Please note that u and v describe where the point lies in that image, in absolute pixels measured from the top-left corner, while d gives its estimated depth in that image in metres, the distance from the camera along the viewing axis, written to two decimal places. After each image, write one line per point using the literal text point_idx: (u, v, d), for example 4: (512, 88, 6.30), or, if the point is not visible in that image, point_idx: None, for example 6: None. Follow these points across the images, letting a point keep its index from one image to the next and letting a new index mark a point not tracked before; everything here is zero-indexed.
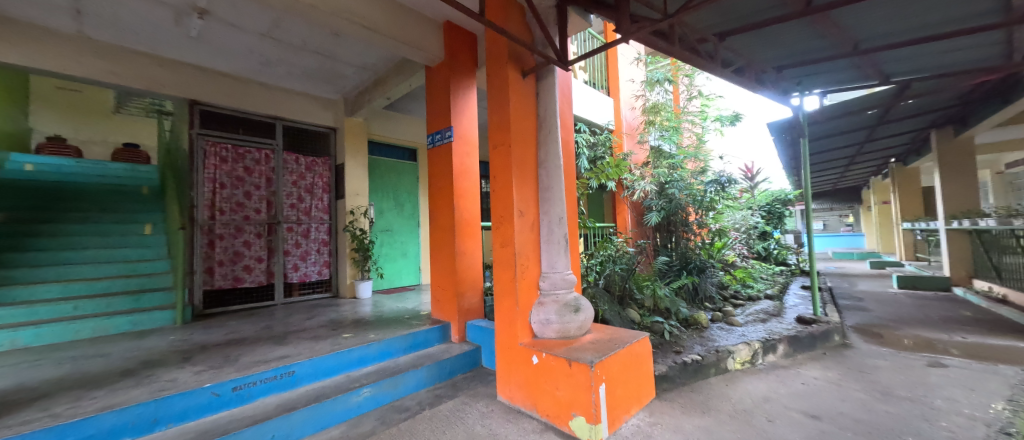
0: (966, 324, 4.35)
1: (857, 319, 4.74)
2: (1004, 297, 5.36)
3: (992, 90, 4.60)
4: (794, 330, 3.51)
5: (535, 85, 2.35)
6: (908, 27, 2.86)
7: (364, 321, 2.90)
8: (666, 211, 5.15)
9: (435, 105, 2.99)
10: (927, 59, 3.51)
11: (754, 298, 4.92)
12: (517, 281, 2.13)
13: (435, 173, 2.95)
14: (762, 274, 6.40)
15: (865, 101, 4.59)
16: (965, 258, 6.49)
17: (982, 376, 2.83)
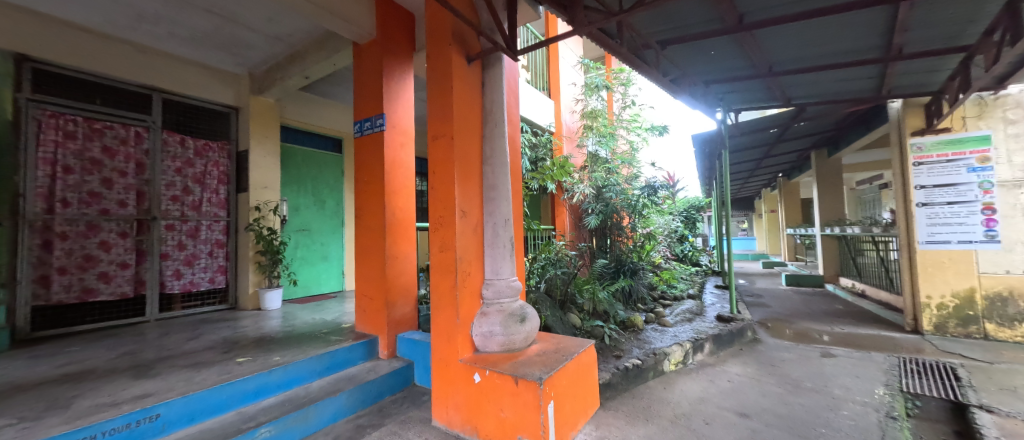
0: (841, 316, 5.09)
1: (761, 314, 5.29)
2: (862, 291, 6.41)
3: (860, 120, 5.48)
4: (714, 327, 3.78)
5: (480, 73, 2.14)
6: (813, 54, 3.20)
7: (268, 338, 2.42)
8: (603, 214, 5.32)
9: (363, 87, 2.61)
10: (821, 86, 4.00)
11: (680, 298, 5.30)
12: (458, 290, 1.88)
13: (363, 166, 2.58)
14: (682, 275, 6.95)
15: (770, 121, 5.16)
16: (834, 259, 7.68)
17: (863, 363, 3.26)
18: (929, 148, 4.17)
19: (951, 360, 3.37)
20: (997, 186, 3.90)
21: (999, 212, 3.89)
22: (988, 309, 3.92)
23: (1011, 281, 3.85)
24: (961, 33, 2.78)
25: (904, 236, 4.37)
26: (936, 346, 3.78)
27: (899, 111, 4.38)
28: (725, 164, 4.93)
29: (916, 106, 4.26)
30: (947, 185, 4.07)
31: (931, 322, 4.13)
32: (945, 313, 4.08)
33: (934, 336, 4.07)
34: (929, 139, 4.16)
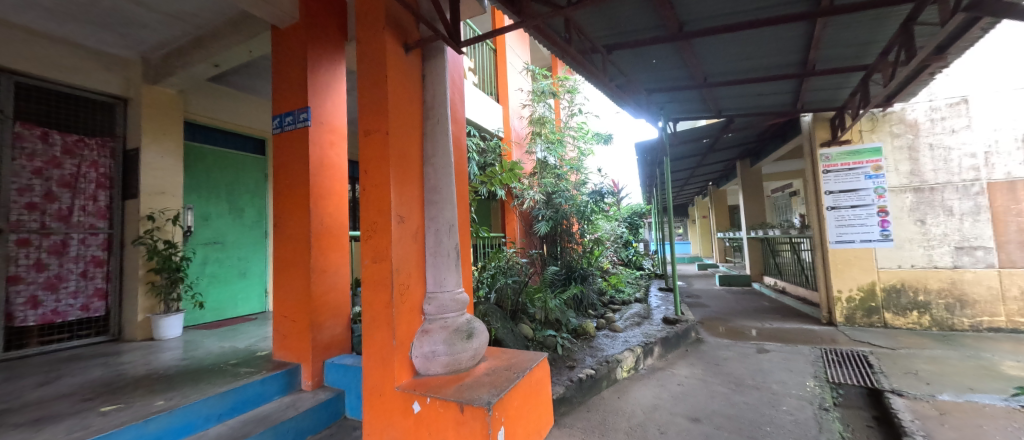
0: (768, 312, 5.49)
1: (700, 314, 5.55)
2: (783, 288, 7.02)
3: (777, 133, 6.05)
4: (660, 329, 3.86)
5: (420, 64, 1.93)
6: (742, 67, 3.42)
7: (158, 375, 1.98)
8: (552, 221, 5.31)
9: (283, 76, 2.27)
10: (747, 98, 4.31)
11: (628, 302, 5.44)
12: (395, 308, 1.63)
13: (283, 167, 2.22)
14: (629, 279, 7.19)
15: (704, 131, 5.49)
16: (758, 260, 8.36)
17: (793, 357, 3.46)
18: (834, 158, 4.65)
19: (862, 348, 3.71)
20: (889, 191, 4.44)
21: (892, 213, 4.41)
22: (886, 300, 4.41)
23: (903, 274, 4.36)
24: (862, 53, 3.11)
25: (817, 236, 4.81)
26: (849, 336, 4.17)
27: (810, 125, 4.85)
28: (665, 170, 5.14)
29: (823, 120, 4.74)
30: (850, 190, 4.58)
31: (842, 313, 4.55)
32: (853, 305, 4.52)
33: (846, 327, 4.49)
34: (835, 149, 4.64)
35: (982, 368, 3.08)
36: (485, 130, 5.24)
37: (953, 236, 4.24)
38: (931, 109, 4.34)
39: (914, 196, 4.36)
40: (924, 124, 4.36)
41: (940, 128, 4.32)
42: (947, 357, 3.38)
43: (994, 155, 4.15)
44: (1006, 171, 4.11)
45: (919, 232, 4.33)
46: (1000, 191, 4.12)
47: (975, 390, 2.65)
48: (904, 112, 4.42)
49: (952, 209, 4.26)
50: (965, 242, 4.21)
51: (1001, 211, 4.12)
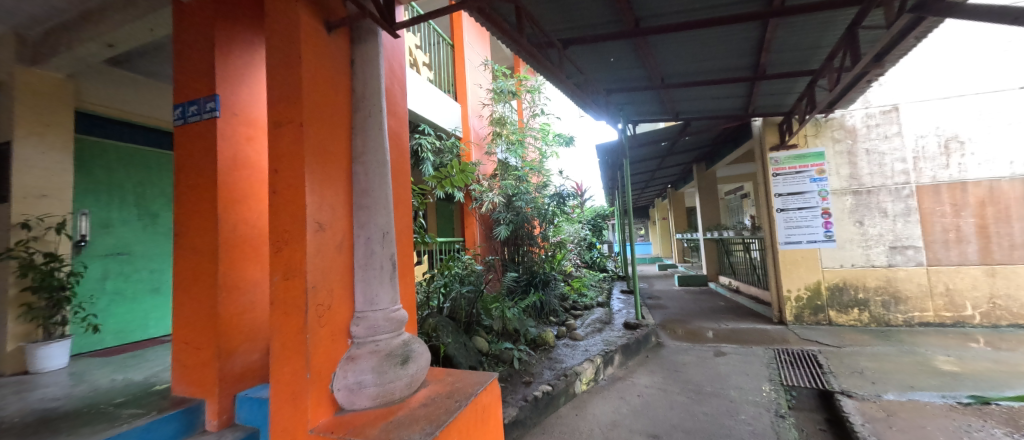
0: (724, 312, 5.62)
1: (661, 316, 5.59)
2: (736, 288, 7.26)
3: (730, 137, 6.23)
4: (620, 335, 3.79)
5: (347, 48, 1.68)
6: (698, 69, 3.43)
7: (13, 425, 1.60)
8: (513, 224, 5.15)
9: (188, 60, 1.93)
10: (702, 102, 4.36)
11: (590, 306, 5.37)
12: (311, 333, 1.37)
13: (186, 166, 1.87)
14: (592, 282, 7.20)
15: (662, 135, 5.53)
16: (714, 260, 8.64)
17: (749, 359, 3.50)
18: (783, 161, 4.81)
19: (811, 347, 3.81)
20: (832, 194, 4.65)
21: (834, 215, 4.62)
22: (831, 298, 4.60)
23: (845, 273, 4.57)
24: (809, 58, 3.18)
25: (768, 238, 4.95)
26: (798, 334, 4.30)
27: (760, 129, 4.99)
28: (626, 172, 5.10)
29: (773, 124, 4.89)
30: (797, 193, 4.74)
31: (792, 312, 4.70)
32: (802, 304, 4.68)
33: (795, 325, 4.64)
34: (784, 153, 4.80)
35: (917, 364, 3.24)
36: (443, 129, 4.97)
37: (887, 236, 4.49)
38: (867, 116, 4.59)
39: (853, 198, 4.59)
40: (861, 130, 4.61)
41: (875, 134, 4.56)
42: (887, 354, 3.53)
43: (922, 160, 4.45)
44: (932, 175, 4.41)
45: (858, 233, 4.56)
46: (928, 194, 4.41)
47: (915, 388, 2.75)
48: (844, 118, 4.65)
49: (886, 211, 4.51)
50: (898, 242, 4.46)
51: (928, 213, 4.41)
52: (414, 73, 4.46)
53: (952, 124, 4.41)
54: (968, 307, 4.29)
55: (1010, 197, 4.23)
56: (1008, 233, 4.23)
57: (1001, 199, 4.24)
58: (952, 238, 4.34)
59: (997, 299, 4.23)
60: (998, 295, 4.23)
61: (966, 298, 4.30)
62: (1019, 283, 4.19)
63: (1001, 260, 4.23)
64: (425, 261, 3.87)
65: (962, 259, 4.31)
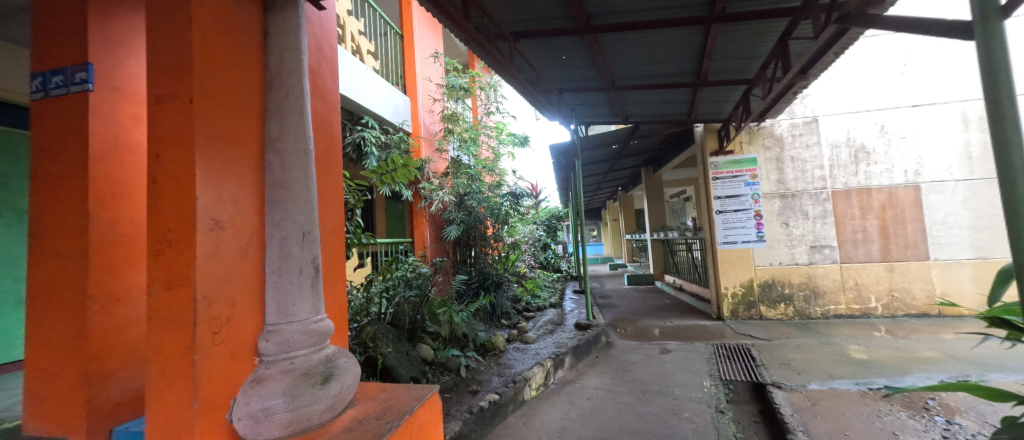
0: (669, 309, 5.85)
1: (611, 315, 5.70)
2: (680, 286, 7.62)
3: (674, 142, 6.53)
4: (570, 337, 3.76)
5: (260, 16, 1.45)
6: (646, 72, 3.50)
7: None
8: (465, 224, 4.97)
9: (52, 18, 1.57)
10: (650, 106, 4.49)
11: (542, 308, 5.33)
12: (201, 353, 1.13)
13: (47, 149, 1.52)
14: (546, 282, 7.23)
15: (612, 138, 5.64)
16: (659, 260, 9.03)
17: (691, 355, 3.63)
18: (721, 166, 5.09)
19: (746, 341, 4.04)
20: (763, 197, 4.99)
21: (765, 217, 4.96)
22: (762, 294, 4.94)
23: (773, 271, 4.92)
24: (745, 67, 3.36)
25: (709, 238, 5.21)
26: (734, 330, 4.55)
27: (702, 135, 5.24)
28: (579, 173, 5.11)
29: (712, 131, 5.17)
30: (733, 196, 5.04)
31: (728, 309, 4.98)
32: (737, 300, 4.97)
33: (732, 321, 4.92)
34: (722, 158, 5.08)
35: (834, 354, 3.52)
36: (389, 123, 4.67)
37: (808, 236, 4.90)
38: (792, 126, 4.98)
39: (780, 202, 4.96)
40: (787, 138, 4.99)
41: (799, 143, 4.97)
42: (810, 345, 3.82)
43: (836, 168, 4.91)
44: (845, 182, 4.88)
45: (784, 233, 4.93)
46: (841, 198, 4.89)
47: (835, 377, 2.98)
48: (773, 127, 5.01)
49: (808, 213, 4.92)
50: (818, 242, 4.88)
51: (842, 215, 4.88)
52: (358, 61, 4.16)
53: (860, 136, 4.90)
54: (873, 299, 4.80)
55: (905, 202, 4.79)
56: (903, 233, 4.78)
57: (898, 203, 4.80)
58: (860, 238, 4.83)
59: (896, 292, 4.77)
60: (896, 288, 4.76)
61: (871, 291, 4.80)
62: (912, 277, 4.75)
63: (898, 258, 4.77)
64: (366, 263, 3.58)
65: (868, 257, 4.81)
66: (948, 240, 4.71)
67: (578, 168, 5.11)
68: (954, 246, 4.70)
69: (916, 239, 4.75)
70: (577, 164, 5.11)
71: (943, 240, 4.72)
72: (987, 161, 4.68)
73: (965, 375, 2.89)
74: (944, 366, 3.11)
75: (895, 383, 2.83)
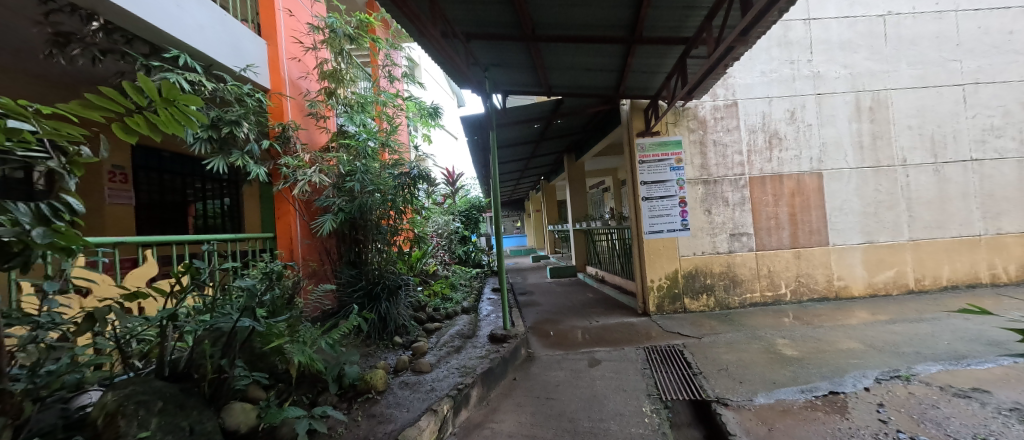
0: (593, 305, 5.40)
1: (532, 316, 5.06)
2: (602, 278, 7.32)
3: (599, 125, 6.07)
4: (480, 359, 2.96)
5: None
6: (572, 18, 2.83)
7: None
8: (346, 213, 3.81)
9: None
10: (573, 72, 3.87)
11: (454, 315, 4.42)
12: None
13: None
14: (461, 281, 6.39)
15: (535, 112, 4.90)
16: (582, 251, 8.72)
17: (623, 366, 3.10)
18: (647, 148, 4.66)
19: (676, 341, 3.62)
20: (688, 183, 4.67)
21: (689, 204, 4.66)
22: (686, 286, 4.63)
23: (696, 261, 4.63)
24: (686, 20, 2.82)
25: (634, 228, 4.80)
26: (662, 327, 4.16)
27: (628, 114, 4.77)
28: (494, 151, 4.16)
29: (639, 110, 4.71)
30: (659, 181, 4.66)
31: (654, 303, 4.62)
32: (662, 293, 4.62)
33: (658, 316, 4.56)
34: (648, 140, 4.66)
35: (762, 349, 3.22)
36: (226, 70, 3.33)
37: (728, 224, 4.66)
38: (714, 108, 4.68)
39: (704, 188, 4.67)
40: (710, 121, 4.69)
41: (720, 126, 4.69)
42: (738, 342, 3.48)
43: (754, 153, 4.68)
44: (760, 168, 4.68)
45: (707, 221, 4.65)
46: (758, 184, 4.67)
47: (778, 384, 2.56)
48: (697, 108, 4.69)
49: (729, 200, 4.67)
50: (736, 230, 4.66)
51: (758, 203, 4.67)
52: None
53: (774, 121, 4.69)
54: (782, 286, 4.65)
55: (810, 189, 4.68)
56: (808, 220, 4.68)
57: (805, 191, 4.68)
58: (774, 226, 4.67)
59: (801, 278, 4.65)
60: (802, 274, 4.65)
61: (782, 278, 4.65)
62: (815, 262, 4.66)
63: (805, 244, 4.67)
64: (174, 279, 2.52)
65: (779, 244, 4.66)
66: (843, 226, 4.68)
67: (493, 141, 4.11)
68: (847, 231, 4.68)
69: (819, 226, 4.67)
70: (491, 136, 4.12)
71: (840, 226, 4.68)
72: (875, 151, 4.72)
73: (896, 370, 2.63)
74: (871, 359, 2.83)
75: (840, 388, 2.47)
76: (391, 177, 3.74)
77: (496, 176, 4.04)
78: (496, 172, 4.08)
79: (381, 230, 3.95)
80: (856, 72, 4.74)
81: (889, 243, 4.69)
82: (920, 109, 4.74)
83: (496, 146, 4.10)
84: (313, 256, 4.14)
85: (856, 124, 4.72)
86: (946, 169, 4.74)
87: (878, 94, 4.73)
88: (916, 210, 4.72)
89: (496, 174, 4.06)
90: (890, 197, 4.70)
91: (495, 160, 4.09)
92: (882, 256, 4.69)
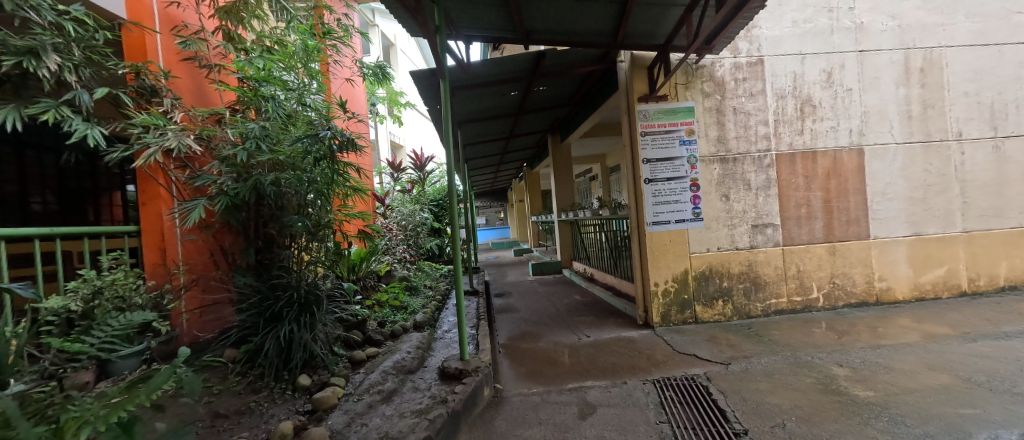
0: (581, 313, 4.44)
1: (507, 329, 4.07)
2: (591, 275, 6.38)
3: (589, 96, 5.12)
4: (412, 420, 1.91)
5: None
6: None
7: None
8: (236, 197, 2.67)
9: None
10: (557, 2, 2.81)
11: (400, 334, 3.36)
12: None
13: None
14: (424, 283, 5.38)
15: (511, 70, 3.84)
16: (568, 245, 7.78)
17: (627, 417, 2.15)
18: (652, 116, 3.69)
19: (694, 370, 2.68)
20: (700, 161, 3.72)
21: (702, 188, 3.71)
22: (697, 290, 3.70)
23: (710, 259, 3.71)
24: None
25: (633, 218, 3.85)
26: (671, 347, 3.21)
27: (627, 74, 3.76)
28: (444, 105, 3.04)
29: (641, 67, 3.71)
30: (665, 159, 3.70)
31: (658, 312, 3.68)
32: (668, 300, 3.68)
33: (663, 328, 3.62)
34: (652, 105, 3.68)
35: (818, 386, 2.29)
36: None
37: (750, 213, 3.73)
38: (735, 67, 3.72)
39: (720, 167, 3.72)
40: (729, 83, 3.72)
41: (741, 90, 3.73)
42: (779, 370, 2.55)
43: (781, 124, 3.75)
44: (789, 142, 3.75)
45: (724, 209, 3.72)
46: (785, 163, 3.75)
47: None
48: (713, 66, 3.72)
49: (750, 183, 3.74)
50: (759, 220, 3.74)
51: (786, 186, 3.76)
52: None
53: (807, 84, 3.77)
54: (814, 289, 3.76)
55: (848, 169, 3.79)
56: (846, 207, 3.79)
57: (842, 171, 3.79)
58: (804, 215, 3.76)
59: (836, 279, 3.77)
60: (837, 274, 3.77)
61: (813, 279, 3.76)
62: (852, 259, 3.79)
63: (841, 237, 3.78)
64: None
65: (810, 237, 3.76)
66: (886, 215, 3.81)
67: (443, 93, 3.01)
68: (891, 221, 3.81)
69: (858, 214, 3.79)
70: (441, 86, 3.01)
71: (882, 215, 3.81)
72: (925, 122, 3.84)
73: None
74: (989, 407, 1.93)
75: None
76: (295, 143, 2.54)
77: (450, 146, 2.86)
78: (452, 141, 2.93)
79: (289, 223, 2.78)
80: (905, 24, 3.84)
81: (939, 235, 3.84)
82: (979, 71, 3.87)
83: (447, 99, 2.98)
84: (201, 257, 3.03)
85: (904, 89, 3.83)
86: (1005, 145, 3.90)
87: (930, 52, 3.85)
88: (971, 195, 3.87)
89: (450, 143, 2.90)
90: (941, 179, 3.84)
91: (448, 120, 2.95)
92: (931, 251, 3.84)
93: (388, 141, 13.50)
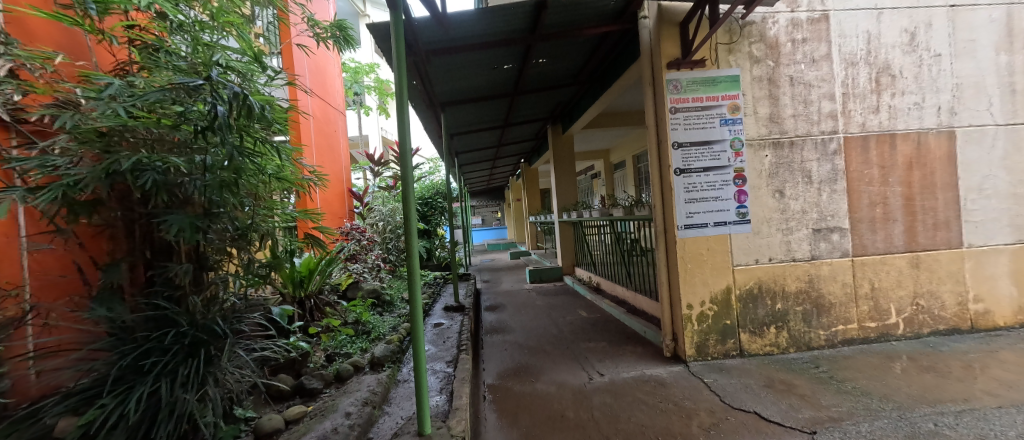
0: (590, 337, 3.57)
1: (496, 360, 3.20)
2: (597, 285, 5.54)
3: (599, 71, 4.29)
4: None
5: None
6: None
7: None
8: (80, 189, 1.76)
9: None
10: None
11: (349, 377, 2.47)
12: None
13: None
14: (400, 299, 4.50)
15: (504, 29, 2.99)
16: (570, 248, 6.93)
17: None
18: (685, 88, 2.83)
19: None
20: (746, 146, 2.86)
21: (749, 180, 2.86)
22: (742, 314, 2.84)
23: (759, 273, 2.85)
24: None
25: (658, 219, 2.99)
26: (716, 393, 2.35)
27: (652, 33, 2.90)
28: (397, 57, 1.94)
29: (670, 23, 2.84)
30: (701, 143, 2.85)
31: (693, 342, 2.82)
32: (705, 327, 2.82)
33: (697, 364, 2.77)
34: (686, 74, 2.83)
35: None
36: None
37: (811, 213, 2.88)
38: (793, 24, 2.87)
39: (773, 154, 2.87)
40: (785, 45, 2.87)
41: (800, 55, 2.88)
42: None
43: (851, 99, 2.91)
44: (861, 122, 2.91)
45: (777, 209, 2.87)
46: (856, 148, 2.91)
47: None
48: (764, 24, 2.86)
49: (811, 175, 2.88)
50: (822, 223, 2.89)
51: (856, 179, 2.91)
52: None
53: (883, 48, 2.92)
54: (892, 312, 2.92)
55: (936, 157, 2.94)
56: (933, 207, 2.94)
57: (928, 160, 2.94)
58: (879, 217, 2.92)
59: (919, 300, 2.93)
60: (921, 292, 2.93)
61: (891, 299, 2.91)
62: (941, 274, 2.94)
63: (926, 245, 2.94)
64: None
65: (887, 246, 2.92)
66: (984, 216, 2.97)
67: (396, 42, 1.88)
68: (988, 225, 2.97)
69: (948, 216, 2.95)
70: (392, 30, 1.90)
71: (979, 217, 2.97)
72: None
73: None
74: None
75: None
76: (152, 99, 1.63)
77: (401, 119, 1.76)
78: (406, 114, 1.81)
79: (166, 226, 1.88)
80: None
81: None
82: None
83: (400, 50, 1.84)
84: (44, 276, 2.11)
85: (1006, 56, 2.98)
86: None
87: None
88: None
89: (402, 117, 1.77)
90: None
91: (401, 81, 1.83)
92: None
93: (376, 137, 12.67)
